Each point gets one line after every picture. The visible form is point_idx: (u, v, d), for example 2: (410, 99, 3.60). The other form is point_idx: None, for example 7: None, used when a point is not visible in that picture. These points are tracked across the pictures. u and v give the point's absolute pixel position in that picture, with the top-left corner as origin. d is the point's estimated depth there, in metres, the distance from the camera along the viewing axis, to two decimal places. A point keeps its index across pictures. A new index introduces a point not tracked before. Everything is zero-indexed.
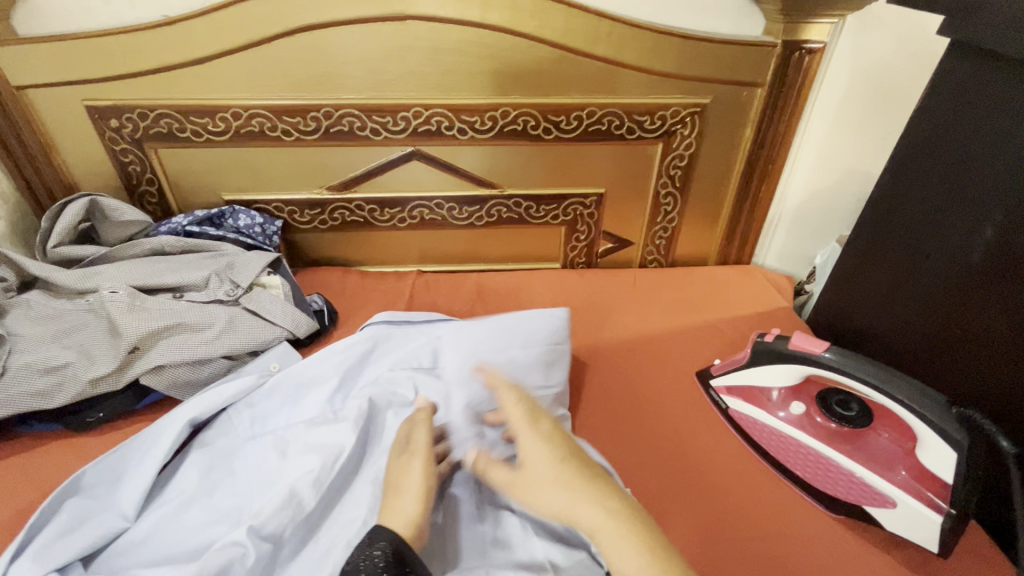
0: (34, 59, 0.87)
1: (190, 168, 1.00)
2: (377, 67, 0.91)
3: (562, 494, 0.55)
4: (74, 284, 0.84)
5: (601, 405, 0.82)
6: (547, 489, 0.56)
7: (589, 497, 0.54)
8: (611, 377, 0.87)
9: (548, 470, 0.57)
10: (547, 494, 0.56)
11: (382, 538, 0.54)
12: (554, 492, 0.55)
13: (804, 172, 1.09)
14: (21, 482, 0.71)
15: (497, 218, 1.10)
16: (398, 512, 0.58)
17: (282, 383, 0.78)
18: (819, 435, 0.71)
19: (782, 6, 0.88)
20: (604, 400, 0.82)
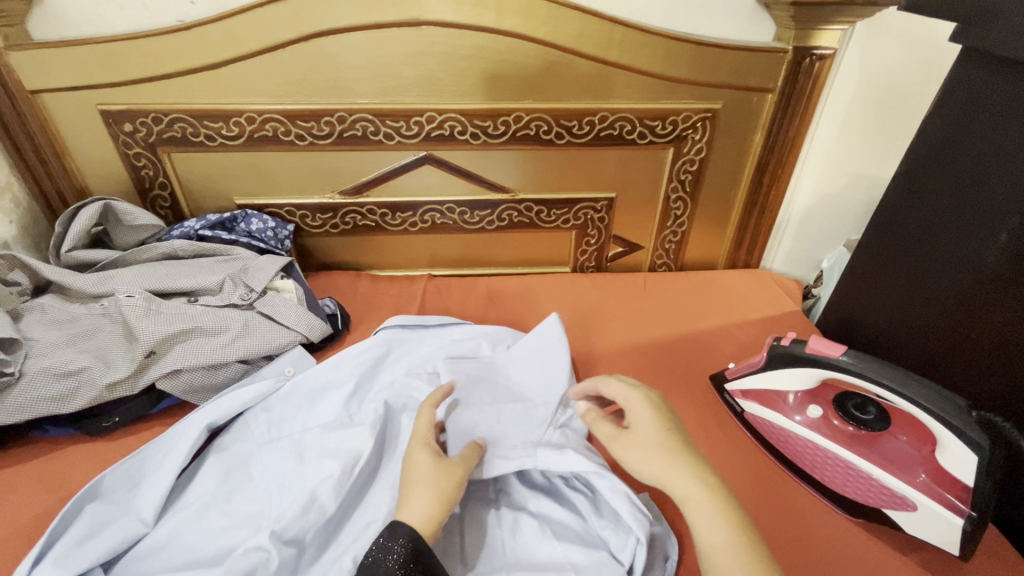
0: (50, 63, 0.87)
1: (203, 172, 1.00)
2: (391, 73, 0.92)
3: (659, 460, 0.58)
4: (89, 288, 0.84)
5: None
6: (643, 452, 0.59)
7: (685, 466, 0.57)
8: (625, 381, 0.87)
9: (652, 436, 0.60)
10: (643, 458, 0.59)
11: (403, 533, 0.54)
12: (652, 457, 0.58)
13: (812, 180, 1.09)
14: (38, 486, 0.70)
15: (507, 222, 1.10)
16: (418, 506, 0.57)
17: (298, 387, 0.77)
18: (836, 438, 0.72)
19: (793, 13, 0.89)
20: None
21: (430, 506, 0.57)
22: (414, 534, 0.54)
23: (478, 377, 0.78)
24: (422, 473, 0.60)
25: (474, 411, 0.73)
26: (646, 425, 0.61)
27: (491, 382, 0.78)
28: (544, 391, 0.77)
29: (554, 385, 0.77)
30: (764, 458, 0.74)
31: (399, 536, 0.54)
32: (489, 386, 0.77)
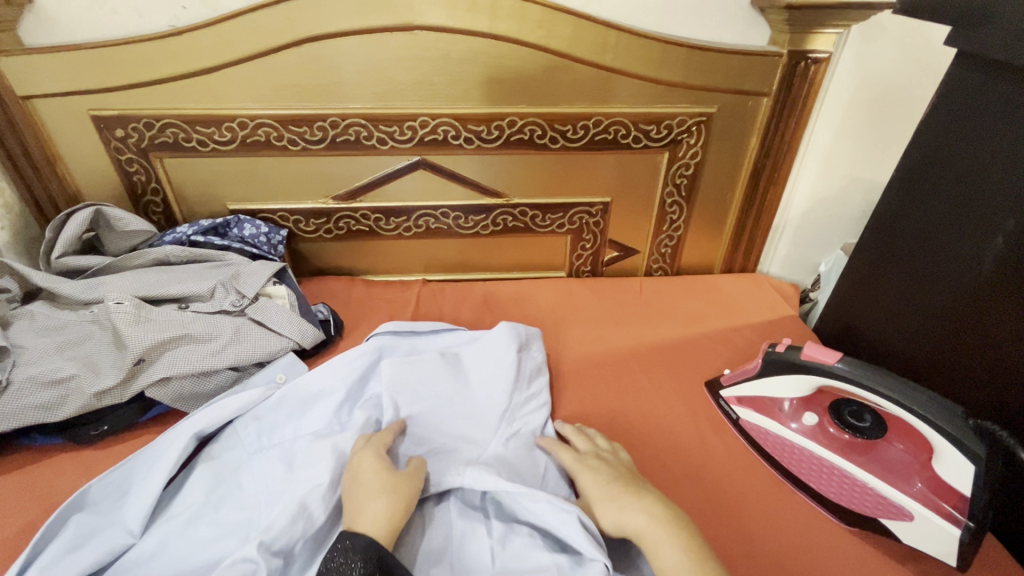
0: (41, 69, 0.87)
1: (195, 178, 0.99)
2: (385, 77, 0.91)
3: (608, 509, 0.62)
4: (78, 295, 0.83)
5: (618, 415, 0.81)
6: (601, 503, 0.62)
7: (638, 505, 0.60)
8: (620, 386, 0.86)
9: (600, 489, 0.64)
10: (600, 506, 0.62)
11: (359, 541, 0.55)
12: (603, 501, 0.62)
13: (808, 183, 1.09)
14: (25, 495, 0.70)
15: (503, 227, 1.09)
16: (372, 517, 0.58)
17: (289, 395, 0.77)
18: (832, 446, 0.71)
19: (788, 17, 0.88)
20: (614, 410, 0.82)
21: (385, 514, 0.58)
22: (373, 543, 0.55)
23: (427, 397, 0.78)
24: (376, 484, 0.61)
25: (423, 434, 0.74)
26: (597, 477, 0.66)
27: (443, 398, 0.78)
28: (492, 400, 0.77)
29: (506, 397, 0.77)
30: (760, 465, 0.73)
31: (355, 551, 0.55)
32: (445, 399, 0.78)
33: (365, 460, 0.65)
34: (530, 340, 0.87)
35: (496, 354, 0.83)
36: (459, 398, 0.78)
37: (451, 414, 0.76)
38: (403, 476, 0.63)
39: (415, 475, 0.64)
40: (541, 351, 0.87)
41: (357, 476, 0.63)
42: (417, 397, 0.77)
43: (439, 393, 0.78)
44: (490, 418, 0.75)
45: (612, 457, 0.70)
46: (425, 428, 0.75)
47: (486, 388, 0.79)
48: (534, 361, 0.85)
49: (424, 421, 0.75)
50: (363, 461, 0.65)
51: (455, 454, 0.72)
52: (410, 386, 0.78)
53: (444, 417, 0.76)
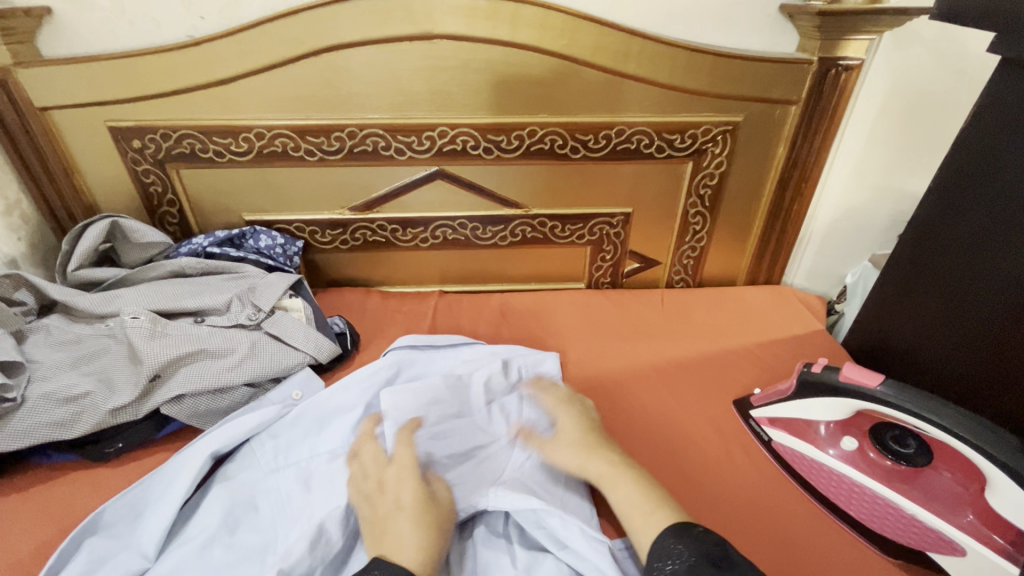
0: (59, 80, 0.86)
1: (211, 188, 0.98)
2: (404, 88, 0.90)
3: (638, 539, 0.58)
4: (94, 308, 0.82)
5: (644, 438, 0.77)
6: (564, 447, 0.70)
7: (599, 455, 0.69)
8: (647, 405, 0.83)
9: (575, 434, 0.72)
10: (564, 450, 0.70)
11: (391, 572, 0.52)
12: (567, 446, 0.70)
13: (835, 193, 1.05)
14: (39, 515, 0.68)
15: (521, 238, 1.07)
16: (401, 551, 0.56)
17: (305, 413, 0.75)
18: (874, 472, 0.67)
19: (819, 24, 0.86)
20: (636, 430, 0.78)
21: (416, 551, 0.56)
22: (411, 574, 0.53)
23: (431, 419, 0.74)
24: (400, 529, 0.59)
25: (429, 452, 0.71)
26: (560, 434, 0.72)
27: (449, 420, 0.75)
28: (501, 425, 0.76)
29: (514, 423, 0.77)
30: (796, 492, 0.70)
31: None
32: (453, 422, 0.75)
33: (401, 488, 0.64)
34: (545, 364, 0.87)
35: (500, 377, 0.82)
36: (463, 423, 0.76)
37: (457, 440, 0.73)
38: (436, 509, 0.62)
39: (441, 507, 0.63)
40: (552, 366, 0.86)
41: (396, 505, 0.62)
42: (420, 419, 0.74)
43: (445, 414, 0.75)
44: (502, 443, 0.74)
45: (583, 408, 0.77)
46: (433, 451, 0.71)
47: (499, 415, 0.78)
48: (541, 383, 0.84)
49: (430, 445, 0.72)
50: (402, 491, 0.63)
51: (476, 478, 0.69)
52: (415, 408, 0.75)
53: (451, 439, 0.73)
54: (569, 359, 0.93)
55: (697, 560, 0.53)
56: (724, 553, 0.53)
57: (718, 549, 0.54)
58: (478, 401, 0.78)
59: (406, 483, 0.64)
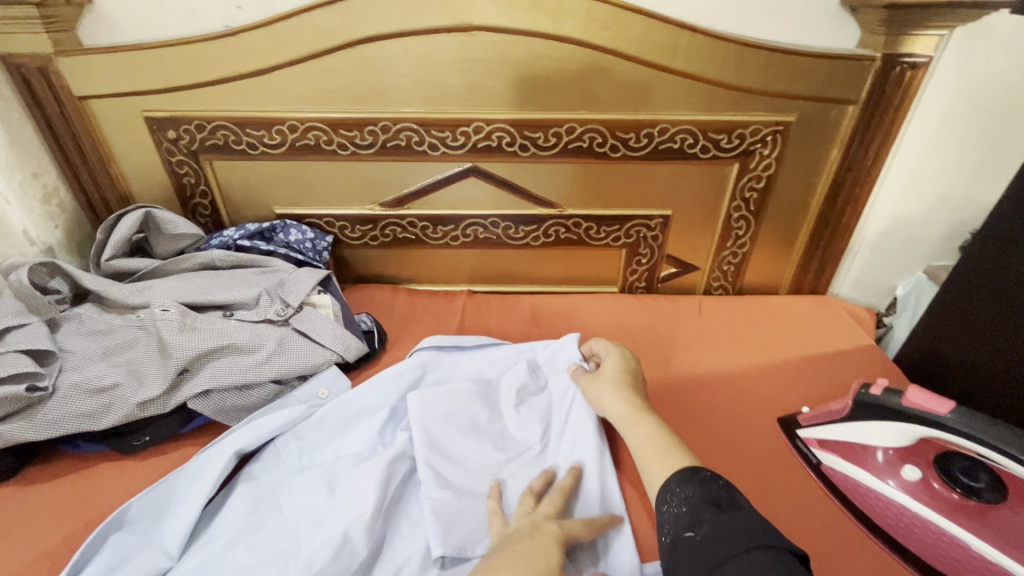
0: (98, 69, 0.86)
1: (243, 181, 0.97)
2: (441, 82, 0.87)
3: None
4: (125, 299, 0.82)
5: (704, 444, 0.74)
6: (602, 384, 0.73)
7: (621, 397, 0.71)
8: (678, 410, 0.80)
9: (611, 375, 0.75)
10: (601, 390, 0.73)
11: None
12: (601, 387, 0.73)
13: (892, 199, 0.99)
14: (68, 505, 0.68)
15: (555, 239, 1.04)
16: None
17: (331, 413, 0.74)
18: (938, 506, 0.63)
19: (885, 17, 0.80)
20: (693, 439, 0.75)
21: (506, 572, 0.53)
22: None
23: (462, 423, 0.73)
24: (524, 555, 0.55)
25: (460, 454, 0.70)
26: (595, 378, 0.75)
27: (478, 423, 0.73)
28: (532, 429, 0.74)
29: (544, 425, 0.75)
30: (847, 520, 0.65)
31: None
32: (482, 425, 0.74)
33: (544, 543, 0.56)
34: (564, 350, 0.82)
35: (532, 377, 0.80)
36: (493, 427, 0.74)
37: (489, 445, 0.72)
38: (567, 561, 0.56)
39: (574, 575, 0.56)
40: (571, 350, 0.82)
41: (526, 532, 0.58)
42: (451, 422, 0.73)
43: (475, 418, 0.74)
44: (533, 448, 0.72)
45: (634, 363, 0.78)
46: (465, 456, 0.70)
47: (529, 422, 0.74)
48: None
49: (462, 449, 0.71)
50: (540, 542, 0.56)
51: (504, 482, 0.69)
52: (442, 414, 0.73)
53: (482, 442, 0.72)
54: None
55: (698, 501, 0.53)
56: (729, 497, 0.52)
57: (723, 494, 0.53)
58: (509, 407, 0.76)
59: (553, 531, 0.58)
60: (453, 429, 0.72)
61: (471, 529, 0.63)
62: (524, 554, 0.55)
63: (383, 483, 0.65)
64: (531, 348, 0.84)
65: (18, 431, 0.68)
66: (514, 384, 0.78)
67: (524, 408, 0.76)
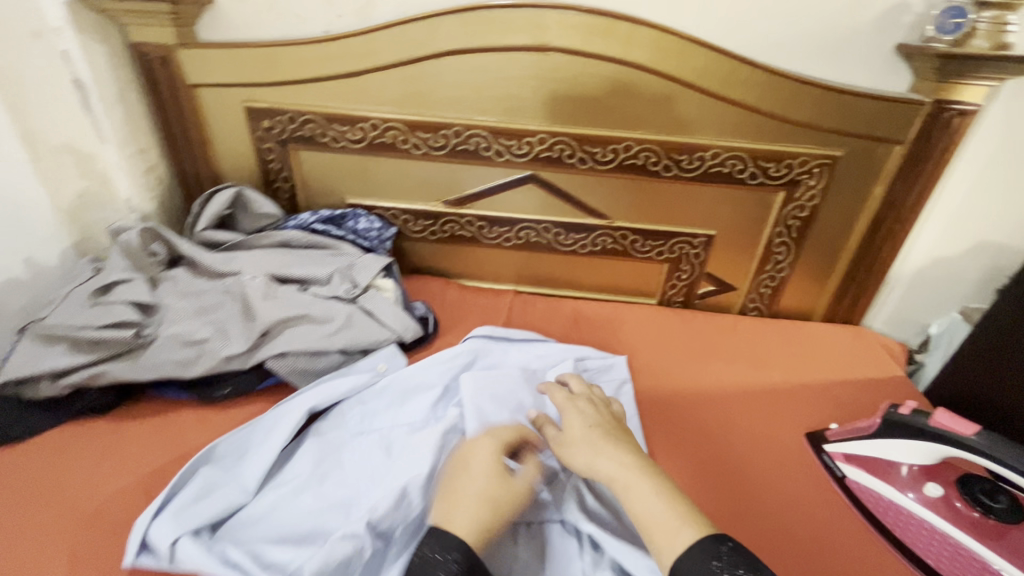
0: (210, 61, 0.97)
1: (323, 171, 1.07)
2: (513, 95, 0.95)
3: None
4: (215, 266, 0.90)
5: (696, 484, 0.74)
6: (576, 422, 0.70)
7: (609, 453, 0.64)
8: (680, 446, 0.80)
9: (580, 433, 0.68)
10: (577, 448, 0.67)
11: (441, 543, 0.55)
12: (570, 441, 0.68)
13: (931, 238, 1.02)
14: (158, 440, 0.77)
15: (602, 248, 1.10)
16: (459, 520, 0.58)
17: (392, 385, 0.82)
18: (958, 522, 0.67)
19: (938, 66, 0.85)
20: (686, 480, 0.75)
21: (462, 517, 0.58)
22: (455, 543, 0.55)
23: (510, 405, 0.80)
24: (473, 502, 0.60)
25: (508, 430, 0.77)
26: (572, 423, 0.70)
27: (524, 406, 0.81)
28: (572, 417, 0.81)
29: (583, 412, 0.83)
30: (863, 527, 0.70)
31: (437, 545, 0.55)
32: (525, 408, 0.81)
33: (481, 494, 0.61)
34: (614, 366, 0.91)
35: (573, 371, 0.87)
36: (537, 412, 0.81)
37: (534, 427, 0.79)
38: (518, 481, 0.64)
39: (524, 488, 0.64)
40: None
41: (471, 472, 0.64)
42: (499, 403, 0.79)
43: (521, 401, 0.81)
44: None
45: (602, 405, 0.74)
46: None
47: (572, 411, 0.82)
48: (611, 386, 0.88)
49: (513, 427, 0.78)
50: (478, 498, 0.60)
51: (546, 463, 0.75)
52: (492, 395, 0.80)
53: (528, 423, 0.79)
54: (637, 369, 0.95)
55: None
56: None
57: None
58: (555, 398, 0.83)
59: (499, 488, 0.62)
60: (501, 409, 0.78)
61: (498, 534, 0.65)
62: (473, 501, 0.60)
63: (439, 449, 0.72)
64: (576, 350, 0.93)
65: (121, 371, 0.78)
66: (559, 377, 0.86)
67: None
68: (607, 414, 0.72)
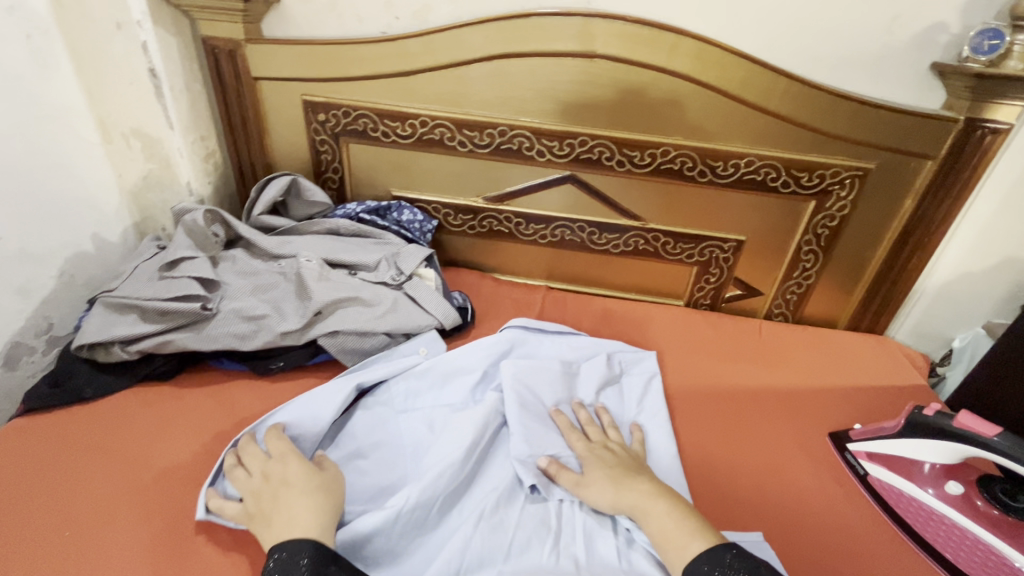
0: (274, 56, 1.03)
1: (372, 164, 1.13)
2: (558, 98, 1.00)
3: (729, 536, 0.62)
4: (272, 248, 0.96)
5: (710, 489, 0.76)
6: (599, 469, 0.72)
7: (631, 486, 0.68)
8: (696, 451, 0.82)
9: (603, 473, 0.71)
10: (599, 487, 0.69)
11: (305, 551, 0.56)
12: (593, 473, 0.71)
13: (958, 252, 1.05)
14: (218, 407, 0.83)
15: (633, 249, 1.14)
16: (291, 524, 0.60)
17: (434, 367, 0.86)
18: (977, 519, 0.70)
19: (972, 84, 0.88)
20: (700, 483, 0.77)
21: (303, 516, 0.61)
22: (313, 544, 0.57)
23: (545, 394, 0.85)
24: (295, 506, 0.62)
25: (543, 416, 0.82)
26: (591, 467, 0.72)
27: (558, 394, 0.85)
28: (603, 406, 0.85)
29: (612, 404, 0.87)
30: (884, 523, 0.74)
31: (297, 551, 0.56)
32: (558, 396, 0.85)
33: (300, 500, 0.63)
34: (644, 361, 0.95)
35: (604, 364, 0.91)
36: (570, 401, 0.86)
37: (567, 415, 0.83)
38: (323, 476, 0.67)
39: (339, 482, 0.68)
40: (625, 388, 0.90)
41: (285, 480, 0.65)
42: (533, 392, 0.84)
43: (555, 390, 0.86)
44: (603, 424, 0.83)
45: (618, 449, 0.76)
46: (548, 421, 0.81)
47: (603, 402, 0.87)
48: (639, 380, 0.92)
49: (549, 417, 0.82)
50: (300, 503, 0.62)
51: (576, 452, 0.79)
52: (530, 383, 0.85)
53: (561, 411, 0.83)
54: (665, 365, 0.99)
55: None
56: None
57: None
58: (587, 389, 0.87)
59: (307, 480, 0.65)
60: (535, 397, 0.84)
61: (526, 536, 0.67)
62: (300, 514, 0.61)
63: (481, 427, 0.76)
64: (607, 346, 0.97)
65: (186, 341, 0.84)
66: (590, 369, 0.90)
67: (600, 392, 0.88)
68: (625, 455, 0.74)
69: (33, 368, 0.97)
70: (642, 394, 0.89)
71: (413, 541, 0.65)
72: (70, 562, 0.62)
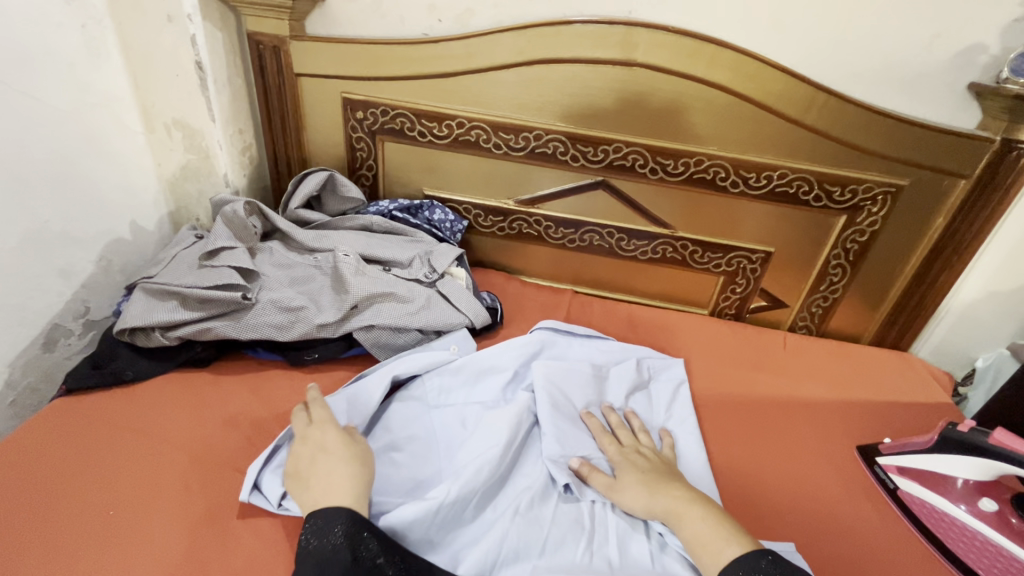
0: (317, 53, 1.05)
1: (406, 162, 1.14)
2: (595, 104, 1.01)
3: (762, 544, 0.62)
4: (308, 242, 0.98)
5: (740, 498, 0.77)
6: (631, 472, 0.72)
7: (666, 491, 0.68)
8: (725, 460, 0.83)
9: (636, 476, 0.71)
10: (631, 490, 0.70)
11: (340, 520, 0.58)
12: (627, 476, 0.72)
13: (986, 271, 1.05)
14: (254, 396, 0.84)
15: (660, 256, 1.15)
16: (325, 491, 0.61)
17: (467, 365, 0.87)
18: (1012, 536, 0.70)
19: (1009, 106, 0.89)
20: (730, 491, 0.78)
21: (340, 483, 0.62)
22: (348, 512, 0.59)
23: (576, 395, 0.85)
24: (329, 474, 0.63)
25: (575, 418, 0.82)
26: (625, 471, 0.73)
27: (589, 396, 0.86)
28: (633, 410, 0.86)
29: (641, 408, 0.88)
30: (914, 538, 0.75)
31: (335, 520, 0.58)
32: (589, 398, 0.86)
33: (337, 469, 0.64)
34: (672, 367, 0.96)
35: (633, 368, 0.92)
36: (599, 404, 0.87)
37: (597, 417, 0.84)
38: (357, 446, 0.68)
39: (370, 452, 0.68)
40: (654, 393, 0.91)
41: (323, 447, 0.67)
42: (565, 393, 0.85)
43: (585, 392, 0.86)
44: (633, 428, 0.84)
45: (651, 453, 0.76)
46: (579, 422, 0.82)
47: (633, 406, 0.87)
48: (668, 386, 0.92)
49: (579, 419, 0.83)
50: (335, 470, 0.63)
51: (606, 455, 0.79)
52: (561, 384, 0.85)
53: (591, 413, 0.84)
54: (692, 373, 0.99)
55: None
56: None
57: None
58: (617, 393, 0.88)
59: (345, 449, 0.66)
60: (566, 398, 0.84)
61: (561, 534, 0.68)
62: (337, 481, 0.62)
63: (515, 425, 0.77)
64: (635, 350, 0.98)
65: (226, 329, 0.85)
66: (620, 373, 0.91)
67: (630, 397, 0.89)
68: (657, 461, 0.75)
69: (70, 351, 0.98)
70: (670, 400, 0.90)
71: (449, 534, 0.66)
72: (115, 541, 0.63)
